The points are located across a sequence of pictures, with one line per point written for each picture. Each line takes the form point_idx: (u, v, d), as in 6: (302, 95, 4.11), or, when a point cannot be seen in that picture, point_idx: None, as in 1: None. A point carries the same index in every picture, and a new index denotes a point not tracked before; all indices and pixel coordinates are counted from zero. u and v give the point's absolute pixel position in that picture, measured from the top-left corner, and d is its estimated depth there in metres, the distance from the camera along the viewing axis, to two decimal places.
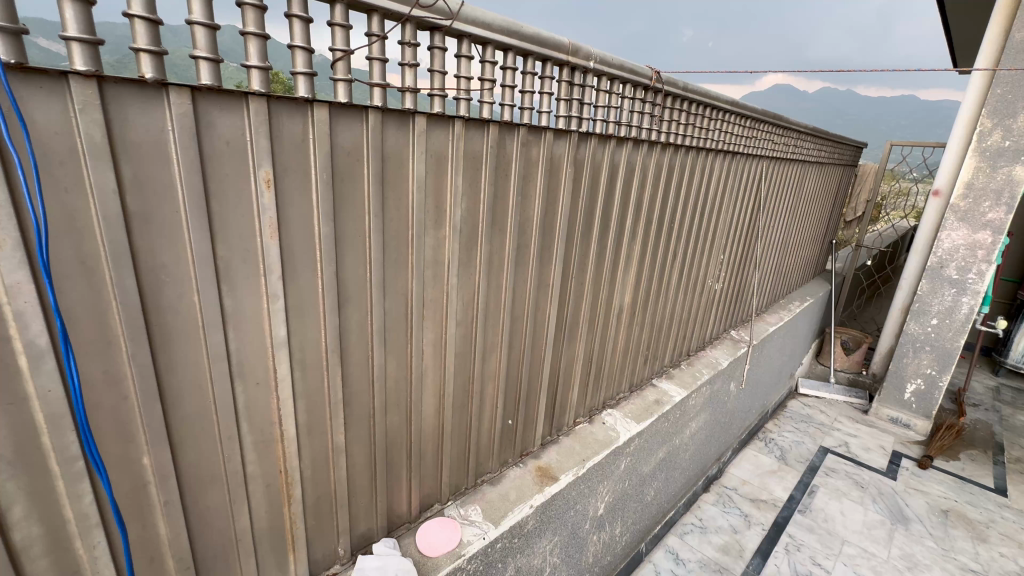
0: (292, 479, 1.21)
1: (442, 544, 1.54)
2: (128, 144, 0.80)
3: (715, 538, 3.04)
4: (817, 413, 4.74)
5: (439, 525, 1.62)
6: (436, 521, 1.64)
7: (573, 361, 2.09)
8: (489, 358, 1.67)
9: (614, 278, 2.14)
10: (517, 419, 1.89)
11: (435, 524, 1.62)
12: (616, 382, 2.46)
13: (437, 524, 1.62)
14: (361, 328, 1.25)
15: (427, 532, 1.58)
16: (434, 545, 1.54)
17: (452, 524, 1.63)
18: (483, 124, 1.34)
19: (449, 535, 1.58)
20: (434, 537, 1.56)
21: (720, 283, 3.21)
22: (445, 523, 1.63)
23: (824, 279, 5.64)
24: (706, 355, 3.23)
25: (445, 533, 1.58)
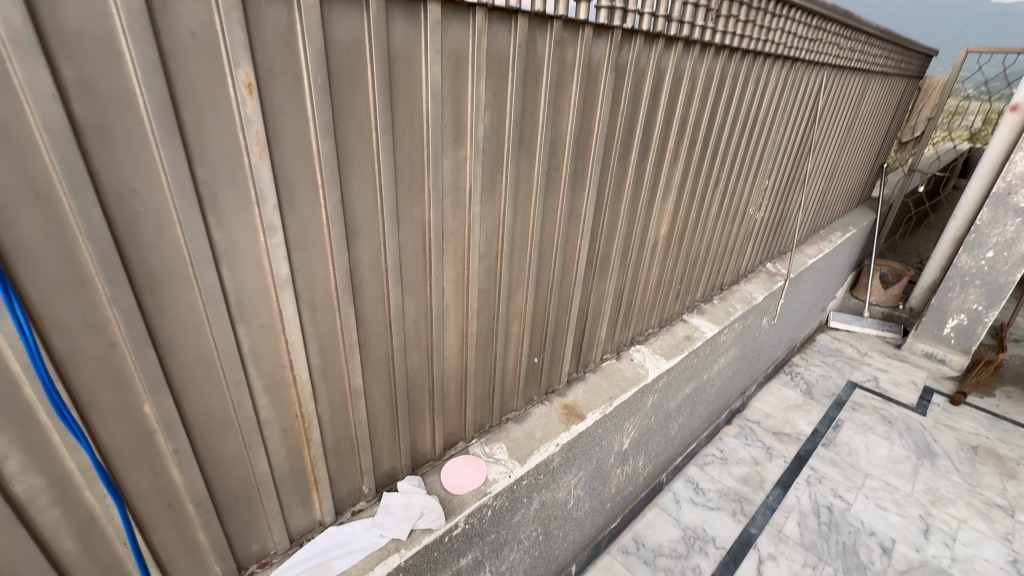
0: (309, 423, 1.14)
1: (468, 483, 1.52)
2: (63, 33, 0.62)
3: (736, 469, 3.05)
4: (847, 347, 4.61)
5: (464, 461, 1.59)
6: (460, 457, 1.60)
7: (603, 297, 1.94)
8: (515, 295, 1.53)
9: (651, 206, 1.93)
10: (543, 357, 1.80)
11: (460, 461, 1.59)
12: (646, 317, 2.33)
13: (462, 461, 1.59)
14: (374, 264, 1.11)
15: (452, 469, 1.55)
16: (460, 483, 1.51)
17: (477, 461, 1.60)
18: (510, 15, 1.10)
19: (475, 472, 1.56)
20: (459, 475, 1.54)
21: (762, 212, 2.96)
22: (471, 461, 1.59)
23: (868, 207, 5.25)
24: (740, 289, 3.05)
25: (470, 471, 1.55)
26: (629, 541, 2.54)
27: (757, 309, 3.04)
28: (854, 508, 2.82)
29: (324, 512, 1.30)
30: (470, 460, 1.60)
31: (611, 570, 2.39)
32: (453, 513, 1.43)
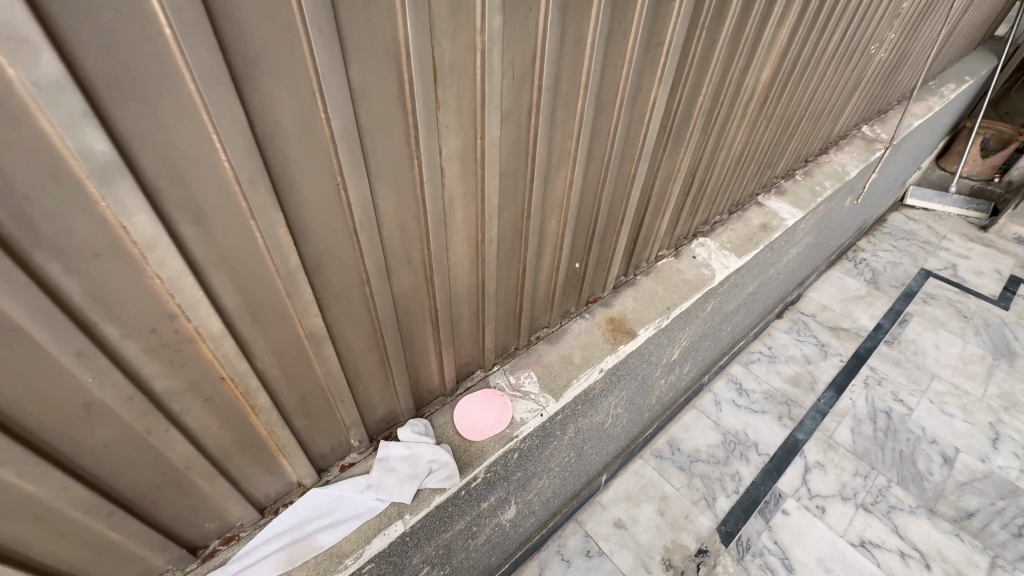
0: (247, 386, 0.75)
1: (487, 429, 1.18)
2: None
3: (785, 368, 2.75)
4: (922, 228, 3.99)
5: (486, 398, 1.23)
6: (483, 391, 1.25)
7: (673, 177, 1.40)
8: (554, 178, 1.01)
9: (761, 33, 1.26)
10: (587, 262, 1.34)
11: (481, 397, 1.24)
12: (716, 201, 1.79)
13: (484, 397, 1.24)
14: (310, 132, 0.60)
15: (470, 407, 1.21)
16: (477, 428, 1.18)
17: (504, 399, 1.24)
18: None
19: (498, 415, 1.21)
20: (478, 416, 1.20)
21: (883, 51, 2.17)
22: (495, 398, 1.24)
23: (988, 51, 4.15)
24: (829, 161, 2.40)
25: (493, 412, 1.21)
26: (663, 446, 2.35)
27: (846, 186, 2.42)
28: (916, 414, 2.54)
29: (301, 474, 0.99)
30: (494, 397, 1.24)
31: (643, 476, 2.23)
32: (470, 466, 1.12)
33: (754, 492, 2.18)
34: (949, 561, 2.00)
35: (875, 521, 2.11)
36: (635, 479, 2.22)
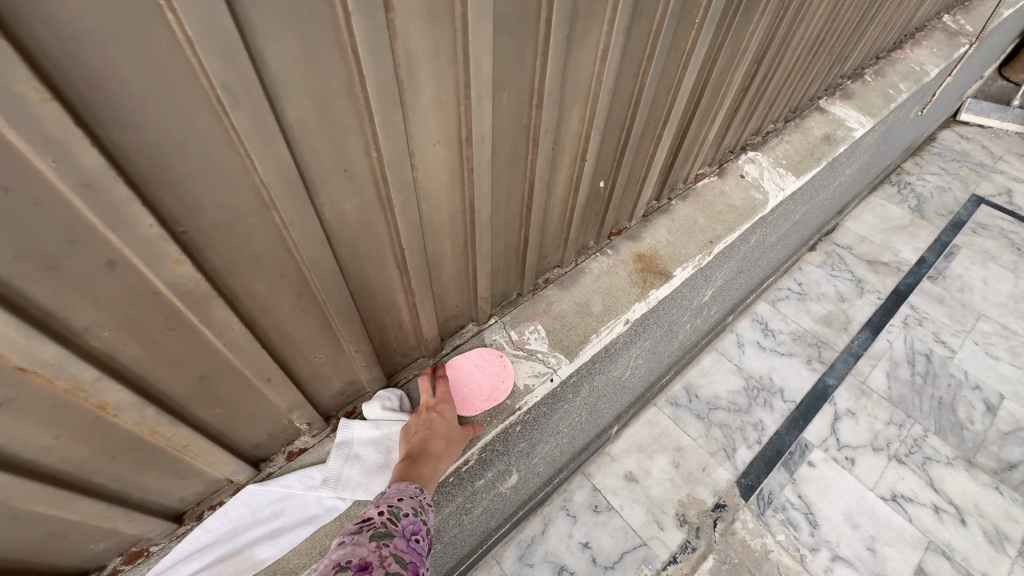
0: (79, 379, 0.46)
1: (475, 400, 0.91)
2: None
3: (816, 306, 2.48)
4: (976, 148, 3.54)
5: (489, 359, 0.95)
6: (489, 348, 0.97)
7: (735, 61, 1.01)
8: (579, 43, 0.65)
9: None
10: (614, 181, 1.00)
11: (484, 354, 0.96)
12: (775, 103, 1.40)
13: (487, 356, 0.96)
14: None
15: (466, 361, 0.95)
16: (464, 391, 0.91)
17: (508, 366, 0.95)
18: None
19: (494, 385, 0.93)
20: (470, 376, 0.93)
21: None
22: (499, 362, 0.95)
23: None
24: (904, 58, 1.95)
25: (488, 380, 0.93)
26: (680, 392, 2.13)
27: (920, 91, 1.99)
28: (958, 357, 2.30)
29: (230, 472, 0.73)
30: (498, 360, 0.95)
31: (657, 425, 2.03)
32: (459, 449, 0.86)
33: (778, 443, 1.99)
34: (987, 516, 1.84)
35: (909, 473, 1.93)
36: (648, 429, 2.02)
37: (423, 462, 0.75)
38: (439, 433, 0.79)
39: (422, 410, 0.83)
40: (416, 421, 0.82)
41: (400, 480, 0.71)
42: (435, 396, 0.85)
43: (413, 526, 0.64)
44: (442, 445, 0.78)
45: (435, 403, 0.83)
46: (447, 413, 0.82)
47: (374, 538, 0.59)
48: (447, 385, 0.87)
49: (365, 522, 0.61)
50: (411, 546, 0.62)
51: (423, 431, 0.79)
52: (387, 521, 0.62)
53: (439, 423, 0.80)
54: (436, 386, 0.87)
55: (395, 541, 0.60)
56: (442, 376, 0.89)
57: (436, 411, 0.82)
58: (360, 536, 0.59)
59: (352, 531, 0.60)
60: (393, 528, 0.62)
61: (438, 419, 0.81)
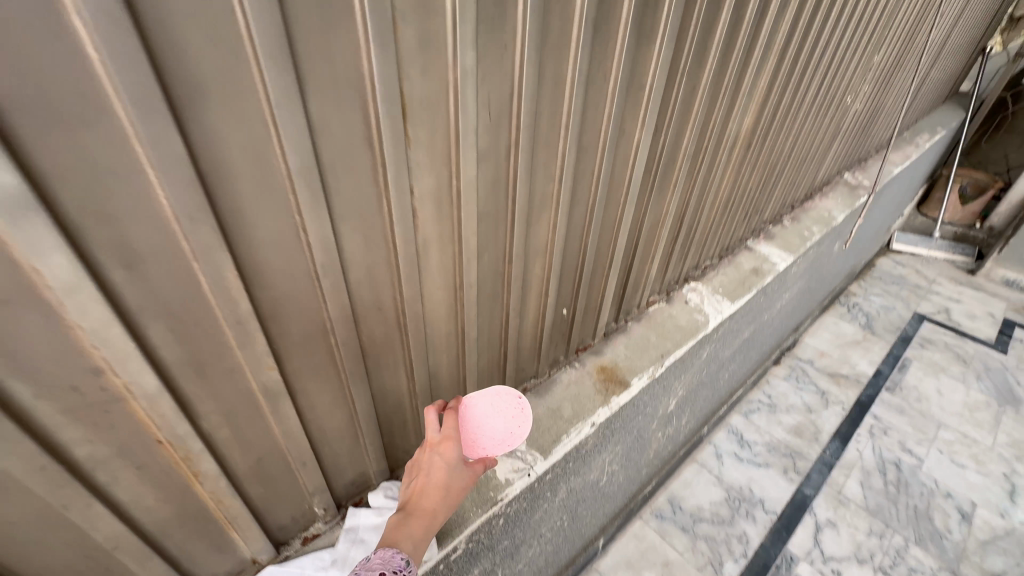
0: (189, 451, 0.67)
1: (492, 445, 0.85)
2: None
3: (786, 418, 2.64)
4: (912, 273, 4.01)
5: (504, 396, 0.87)
6: (501, 389, 0.89)
7: (661, 220, 1.37)
8: (536, 223, 0.97)
9: (740, 81, 1.28)
10: (574, 309, 1.28)
11: (499, 392, 0.88)
12: (706, 245, 1.77)
13: (501, 394, 0.87)
14: (264, 171, 0.56)
15: (480, 400, 0.86)
16: (477, 439, 0.84)
17: (524, 407, 0.88)
18: None
19: (512, 430, 0.85)
20: (484, 421, 0.84)
21: (858, 103, 2.26)
22: (513, 402, 0.87)
23: (955, 106, 4.38)
24: (815, 207, 2.42)
25: (504, 425, 0.84)
26: (664, 504, 2.20)
27: (834, 231, 2.43)
28: (926, 465, 2.43)
29: (256, 550, 0.87)
30: (512, 401, 0.87)
31: (644, 539, 2.07)
32: (449, 535, 1.00)
33: (763, 556, 2.02)
34: None
35: None
36: (635, 543, 2.05)
37: (415, 519, 0.76)
38: (437, 484, 0.80)
39: (427, 450, 0.84)
40: (421, 463, 0.84)
41: (390, 539, 0.73)
42: (441, 433, 0.85)
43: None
44: (437, 498, 0.79)
45: (439, 444, 0.84)
46: (448, 458, 0.82)
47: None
48: (455, 418, 0.86)
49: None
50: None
51: (422, 479, 0.81)
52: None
53: (439, 471, 0.81)
54: (444, 421, 0.86)
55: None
56: (451, 410, 0.88)
57: (437, 453, 0.83)
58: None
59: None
60: None
61: (438, 465, 0.82)
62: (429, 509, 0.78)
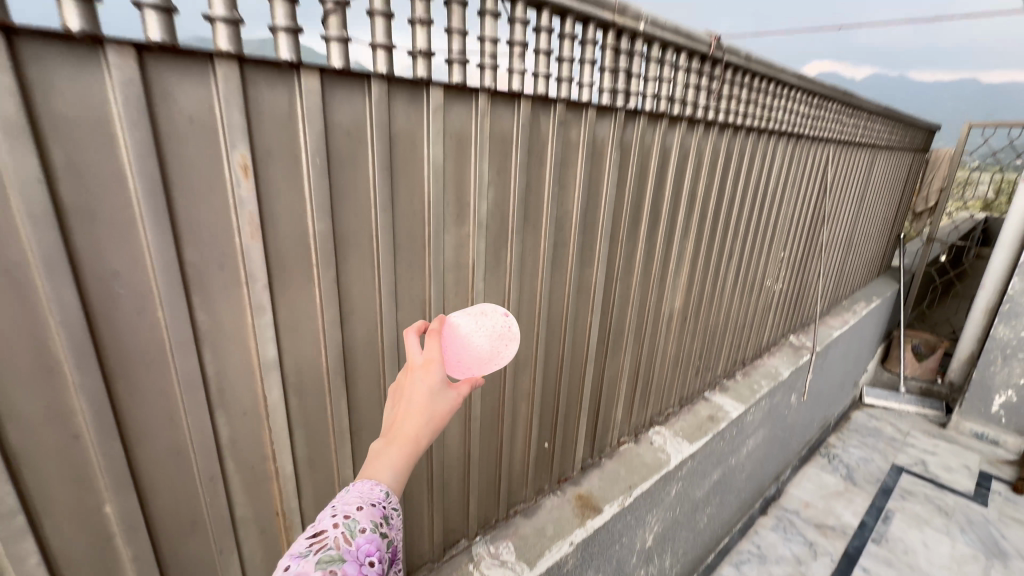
0: (290, 521, 1.03)
1: (478, 360, 0.93)
2: (57, 121, 0.61)
3: (776, 570, 2.71)
4: (886, 426, 4.28)
5: (487, 317, 0.95)
6: (485, 307, 0.98)
7: (619, 375, 1.84)
8: (521, 375, 1.44)
9: (664, 279, 1.88)
10: (554, 442, 1.67)
11: (483, 312, 0.96)
12: (665, 395, 2.20)
13: (485, 314, 0.96)
14: (370, 345, 1.05)
15: (465, 325, 0.92)
16: (466, 350, 0.91)
17: (508, 327, 0.98)
18: (512, 98, 1.12)
19: (496, 348, 0.95)
20: (470, 339, 0.91)
21: (779, 284, 2.91)
22: (499, 319, 0.97)
23: (888, 279, 5.18)
24: (764, 365, 2.90)
25: (489, 343, 0.94)
26: None
27: (784, 385, 2.85)
28: None
29: None
30: (497, 318, 0.97)
31: None
32: None
33: None
34: None
35: None
36: None
37: (397, 445, 0.75)
38: (419, 408, 0.76)
39: (409, 374, 0.80)
40: (403, 387, 0.80)
41: (372, 467, 0.74)
42: (422, 356, 0.81)
43: (367, 542, 0.65)
44: (419, 423, 0.76)
45: (421, 368, 0.79)
46: (429, 383, 0.78)
47: (320, 566, 0.60)
48: (436, 340, 0.82)
49: (320, 536, 0.63)
50: (363, 567, 0.63)
51: (403, 405, 0.78)
52: (339, 538, 0.63)
53: (420, 396, 0.77)
54: (425, 344, 0.82)
55: (347, 566, 0.61)
56: (432, 332, 0.83)
57: (418, 378, 0.79)
58: (308, 557, 0.61)
59: (306, 544, 0.62)
60: (344, 550, 0.63)
61: (420, 390, 0.78)
62: (411, 436, 0.76)
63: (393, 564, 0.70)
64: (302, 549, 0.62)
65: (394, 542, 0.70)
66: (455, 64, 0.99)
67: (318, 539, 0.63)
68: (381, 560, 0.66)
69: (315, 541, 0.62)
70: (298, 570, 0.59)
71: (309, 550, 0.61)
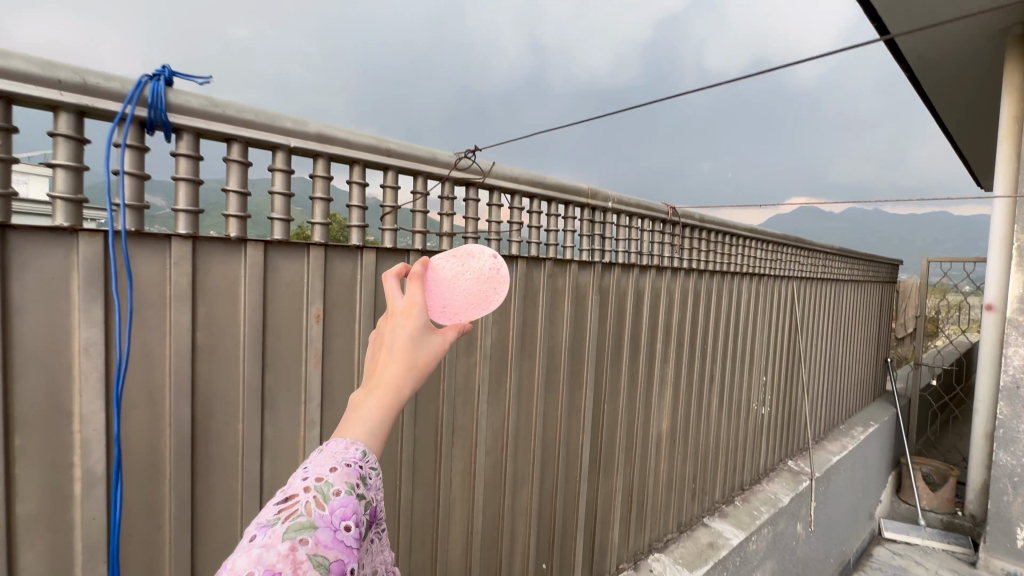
0: None
1: (466, 304, 0.81)
2: (206, 289, 0.94)
3: None
4: (912, 565, 4.02)
5: (475, 260, 0.84)
6: (471, 248, 0.86)
7: (612, 495, 1.95)
8: (519, 491, 1.58)
9: (650, 401, 2.09)
10: (552, 564, 1.72)
11: (470, 254, 0.84)
12: (662, 520, 2.25)
13: (473, 255, 0.84)
14: (391, 458, 1.24)
15: (449, 266, 0.80)
16: (452, 294, 0.79)
17: (498, 269, 0.86)
18: (512, 259, 1.47)
19: (486, 293, 0.84)
20: (456, 282, 0.80)
21: (768, 407, 3.08)
22: (488, 261, 0.85)
23: (886, 403, 5.26)
24: (763, 491, 2.91)
25: (477, 286, 0.82)
26: None
27: (787, 512, 2.83)
28: None
29: None
30: (486, 260, 0.85)
31: None
32: None
33: None
34: None
35: None
36: None
37: (377, 395, 0.62)
38: (401, 353, 0.64)
39: (388, 321, 0.67)
40: (382, 334, 0.67)
41: (346, 425, 0.60)
42: (403, 300, 0.67)
43: (342, 506, 0.54)
44: (401, 371, 0.63)
45: (401, 311, 0.67)
46: (412, 327, 0.66)
47: (287, 537, 0.49)
48: (420, 280, 0.71)
49: (290, 501, 0.52)
50: (339, 535, 0.52)
51: (383, 352, 0.65)
52: (312, 503, 0.52)
53: (401, 338, 0.65)
54: (406, 286, 0.70)
55: (319, 534, 0.51)
56: (416, 272, 0.71)
57: (400, 322, 0.66)
58: (275, 527, 0.50)
59: (274, 511, 0.51)
60: (314, 517, 0.51)
61: (401, 334, 0.65)
62: (393, 384, 0.62)
63: (373, 525, 0.60)
64: (268, 517, 0.51)
65: (375, 503, 0.58)
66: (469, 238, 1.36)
67: (288, 504, 0.52)
68: (361, 524, 0.55)
69: (284, 508, 0.52)
70: (261, 543, 0.48)
71: (277, 518, 0.51)
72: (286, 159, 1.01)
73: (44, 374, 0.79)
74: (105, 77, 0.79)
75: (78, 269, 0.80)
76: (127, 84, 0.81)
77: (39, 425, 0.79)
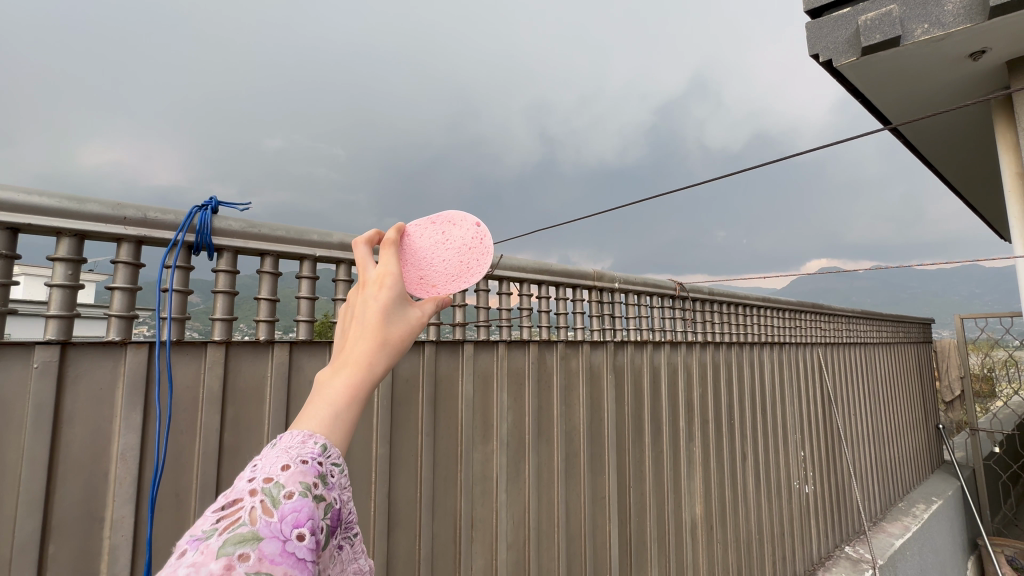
0: None
1: (445, 274, 0.83)
2: (237, 389, 1.01)
3: None
4: None
5: (455, 229, 0.87)
6: (454, 216, 0.88)
7: None
8: None
9: (677, 482, 2.00)
10: None
11: (451, 222, 0.87)
12: None
13: (454, 224, 0.87)
14: (410, 554, 1.21)
15: (428, 236, 0.85)
16: (430, 265, 0.83)
17: (482, 240, 0.89)
18: (524, 343, 1.52)
19: (468, 263, 0.86)
20: (434, 253, 0.84)
21: (811, 484, 2.86)
22: (469, 231, 0.88)
23: (947, 476, 4.81)
24: None
25: (457, 256, 0.85)
26: None
27: None
28: None
29: None
30: (467, 230, 0.88)
31: None
32: None
33: None
34: None
35: None
36: None
37: (345, 373, 0.57)
38: (372, 327, 0.61)
39: (360, 293, 0.66)
40: (353, 309, 0.65)
41: (310, 408, 0.56)
42: (376, 271, 0.67)
43: (295, 512, 0.48)
44: (373, 344, 0.60)
45: (374, 284, 0.66)
46: (383, 300, 0.64)
47: (223, 552, 0.43)
48: (393, 253, 0.70)
49: (234, 507, 0.47)
50: (288, 545, 0.46)
51: (354, 325, 0.62)
52: (258, 510, 0.47)
53: (373, 313, 0.62)
54: (379, 256, 0.69)
55: (264, 546, 0.45)
56: (388, 244, 0.71)
57: (371, 295, 0.64)
58: (210, 541, 0.44)
59: (212, 520, 0.46)
60: (259, 528, 0.46)
61: (373, 307, 0.63)
62: (363, 361, 0.58)
63: (336, 530, 0.54)
64: (205, 528, 0.45)
65: (337, 506, 0.53)
66: (481, 326, 1.44)
67: (230, 512, 0.47)
68: (318, 532, 0.50)
69: (223, 517, 0.46)
70: (191, 561, 0.42)
71: (214, 529, 0.45)
72: (312, 266, 1.12)
73: (83, 482, 0.84)
74: (163, 211, 0.93)
75: (124, 379, 0.88)
76: (180, 216, 0.94)
77: (73, 535, 0.82)
